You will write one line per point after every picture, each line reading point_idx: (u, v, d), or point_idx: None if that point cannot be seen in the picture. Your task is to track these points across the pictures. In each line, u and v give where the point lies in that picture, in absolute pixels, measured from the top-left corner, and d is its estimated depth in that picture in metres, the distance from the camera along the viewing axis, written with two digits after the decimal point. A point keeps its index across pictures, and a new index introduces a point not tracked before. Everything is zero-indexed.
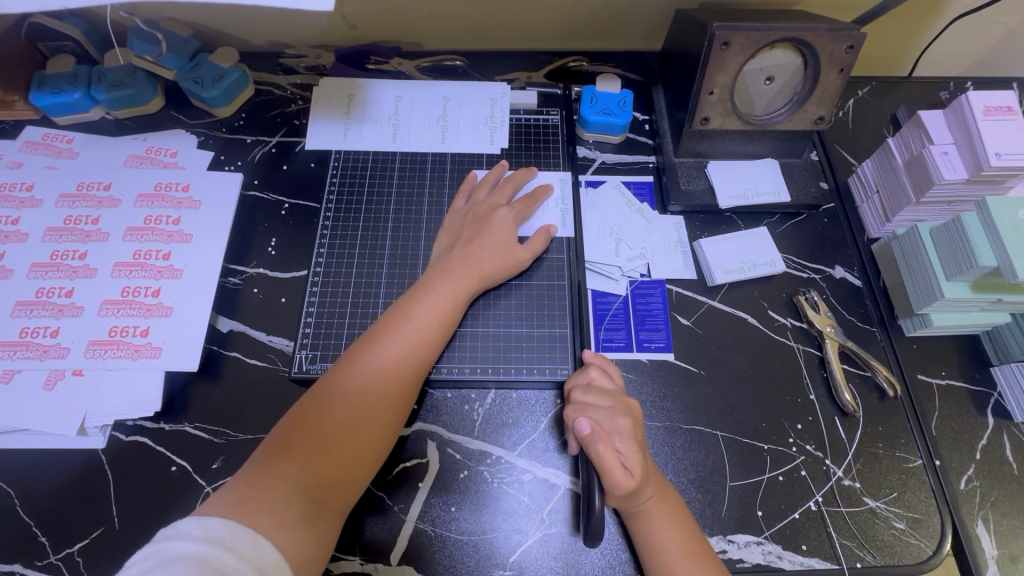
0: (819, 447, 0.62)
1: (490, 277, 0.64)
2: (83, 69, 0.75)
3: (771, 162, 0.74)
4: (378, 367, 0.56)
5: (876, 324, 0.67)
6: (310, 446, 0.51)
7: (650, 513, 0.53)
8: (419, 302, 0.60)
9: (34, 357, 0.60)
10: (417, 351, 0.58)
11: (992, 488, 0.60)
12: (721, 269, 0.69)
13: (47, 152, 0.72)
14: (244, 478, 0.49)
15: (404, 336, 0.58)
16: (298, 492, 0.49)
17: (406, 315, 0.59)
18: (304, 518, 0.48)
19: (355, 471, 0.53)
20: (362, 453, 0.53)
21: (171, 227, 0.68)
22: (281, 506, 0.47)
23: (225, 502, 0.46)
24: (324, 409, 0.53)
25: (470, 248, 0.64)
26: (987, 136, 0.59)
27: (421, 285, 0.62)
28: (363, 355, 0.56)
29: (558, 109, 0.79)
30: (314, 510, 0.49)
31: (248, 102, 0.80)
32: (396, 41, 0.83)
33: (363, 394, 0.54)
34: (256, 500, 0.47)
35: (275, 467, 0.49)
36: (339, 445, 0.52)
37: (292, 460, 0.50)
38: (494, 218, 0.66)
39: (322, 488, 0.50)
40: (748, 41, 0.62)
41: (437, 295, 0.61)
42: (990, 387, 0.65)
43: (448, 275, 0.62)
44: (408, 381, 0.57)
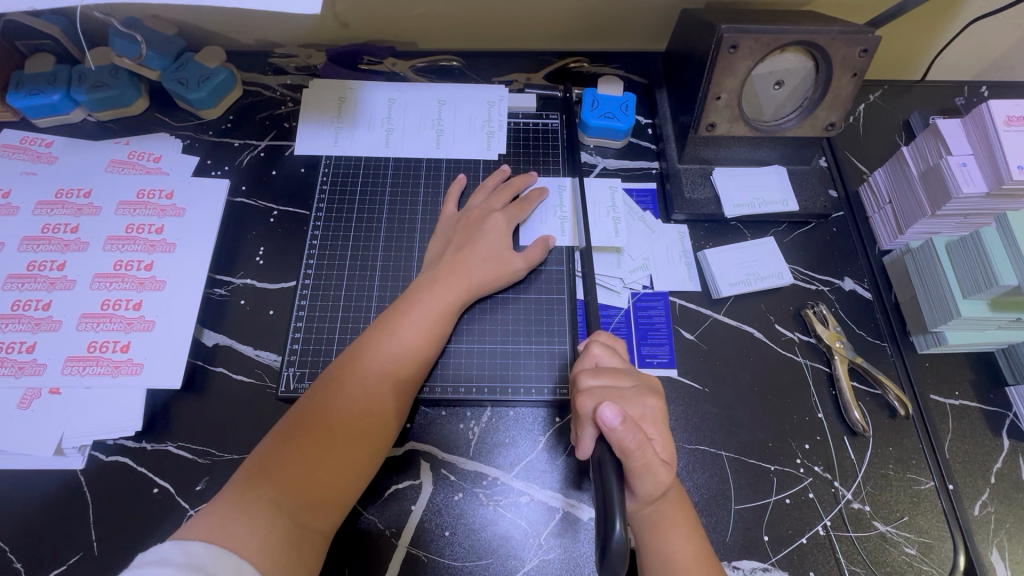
0: (828, 468, 0.59)
1: (482, 286, 0.61)
2: (63, 68, 0.72)
3: (778, 169, 0.72)
4: (364, 380, 0.53)
5: (887, 339, 0.65)
6: (293, 463, 0.49)
7: (664, 522, 0.49)
8: (407, 311, 0.58)
9: (9, 373, 0.58)
10: (404, 363, 0.55)
11: (1007, 512, 0.58)
12: (727, 281, 0.66)
13: (25, 156, 0.69)
14: (222, 500, 0.46)
15: (391, 346, 0.55)
16: (279, 513, 0.46)
17: (393, 325, 0.57)
18: (286, 541, 0.45)
19: (340, 490, 0.50)
20: (348, 469, 0.51)
21: (154, 236, 0.65)
22: (263, 527, 0.45)
23: (207, 523, 0.44)
24: (307, 425, 0.51)
25: (461, 255, 0.61)
26: (1008, 148, 0.57)
27: (409, 294, 0.59)
28: (349, 367, 0.54)
29: (557, 113, 0.76)
30: (298, 531, 0.46)
31: (236, 104, 0.77)
32: (390, 41, 0.80)
33: (347, 409, 0.52)
34: (236, 523, 0.44)
35: (254, 488, 0.47)
36: (322, 463, 0.49)
37: (273, 480, 0.48)
38: (487, 223, 0.64)
39: (306, 507, 0.48)
40: (757, 45, 0.60)
41: (425, 304, 0.58)
42: (1004, 407, 0.63)
43: (437, 283, 0.60)
44: (395, 395, 0.54)
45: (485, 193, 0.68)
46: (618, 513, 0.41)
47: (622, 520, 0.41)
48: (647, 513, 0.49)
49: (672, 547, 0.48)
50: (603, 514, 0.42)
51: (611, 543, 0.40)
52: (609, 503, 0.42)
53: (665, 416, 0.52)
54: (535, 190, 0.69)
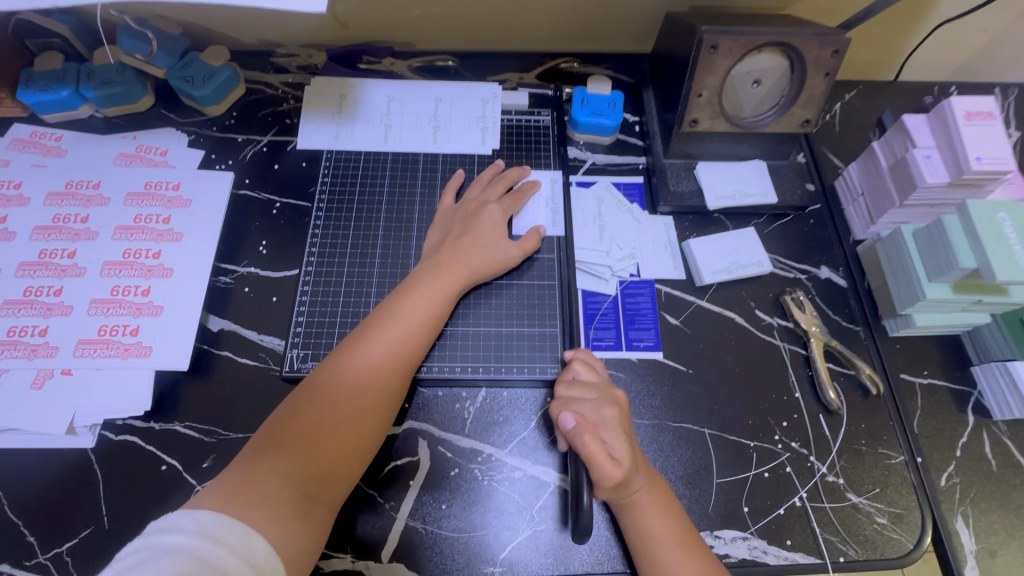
0: (804, 443, 0.63)
1: (479, 273, 0.64)
2: (72, 66, 0.75)
3: (758, 163, 0.75)
4: (367, 361, 0.56)
5: (860, 324, 0.69)
6: (301, 440, 0.51)
7: (640, 502, 0.53)
8: (409, 296, 0.60)
9: (22, 356, 0.60)
10: (406, 345, 0.58)
11: (971, 483, 0.62)
12: (710, 269, 0.70)
13: (35, 150, 0.72)
14: (232, 474, 0.49)
15: (393, 330, 0.58)
16: (288, 486, 0.49)
17: (395, 309, 0.60)
18: (295, 512, 0.48)
19: (346, 465, 0.53)
20: (353, 445, 0.53)
21: (161, 226, 0.68)
22: (273, 499, 0.47)
23: (218, 495, 0.46)
24: (313, 404, 0.53)
25: (459, 244, 0.64)
26: (968, 141, 0.60)
27: (410, 280, 0.62)
28: (353, 349, 0.57)
29: (549, 110, 0.80)
30: (306, 502, 0.49)
31: (239, 101, 0.80)
32: (388, 41, 0.83)
33: (351, 389, 0.55)
34: (246, 493, 0.47)
35: (264, 463, 0.49)
36: (328, 441, 0.52)
37: (283, 453, 0.50)
38: (484, 214, 0.67)
39: (314, 480, 0.50)
40: (735, 45, 0.63)
41: (426, 290, 0.61)
42: (969, 385, 0.66)
43: (437, 270, 0.63)
44: (398, 375, 0.57)
45: (482, 187, 0.71)
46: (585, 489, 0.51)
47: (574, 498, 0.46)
48: (620, 497, 0.54)
49: (649, 523, 0.53)
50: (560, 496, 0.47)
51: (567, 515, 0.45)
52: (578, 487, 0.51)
53: (621, 423, 0.55)
54: (529, 183, 0.72)
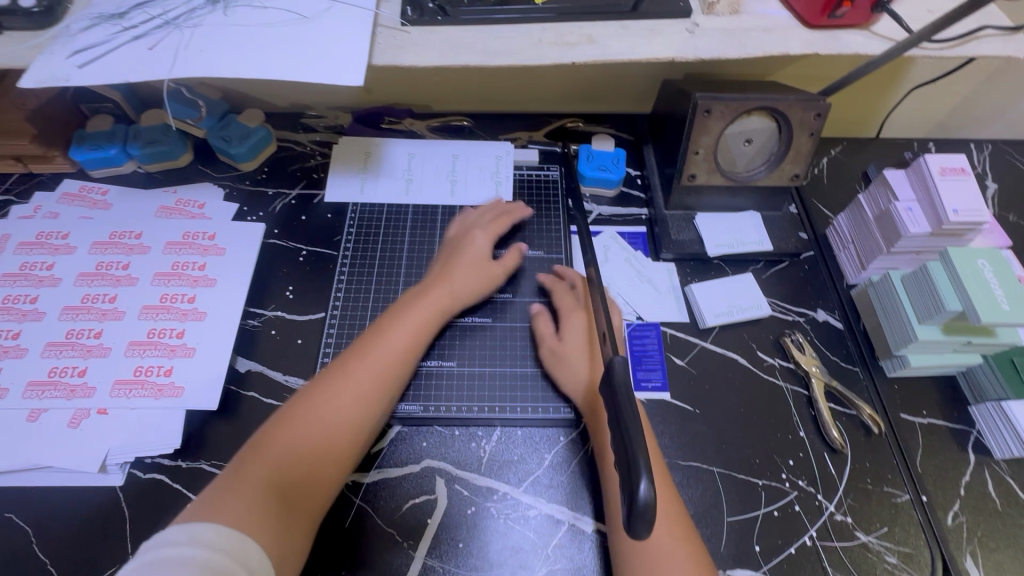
0: (811, 482, 0.64)
1: (466, 299, 0.69)
2: (121, 128, 0.82)
3: (753, 214, 0.81)
4: (354, 376, 0.59)
5: (858, 364, 0.72)
6: (288, 445, 0.54)
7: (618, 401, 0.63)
8: (395, 319, 0.65)
9: (61, 396, 0.63)
10: (393, 364, 0.62)
11: (978, 522, 0.63)
12: (712, 312, 0.74)
13: (83, 203, 0.78)
14: (223, 482, 0.50)
15: (378, 346, 0.62)
16: (272, 492, 0.50)
17: (382, 329, 0.64)
18: (279, 517, 0.49)
19: (328, 474, 0.55)
20: (335, 453, 0.56)
21: (197, 272, 0.73)
22: (257, 500, 0.49)
23: (207, 506, 0.48)
24: (301, 413, 0.56)
25: (447, 272, 0.70)
26: (945, 194, 0.66)
27: (398, 306, 0.67)
28: (343, 367, 0.60)
29: (557, 165, 0.86)
30: (288, 507, 0.51)
31: (270, 157, 0.87)
32: (409, 104, 0.91)
33: (340, 400, 0.58)
34: (234, 497, 0.48)
35: (250, 469, 0.51)
36: (312, 447, 0.54)
37: (268, 457, 0.52)
38: (473, 240, 0.73)
39: (296, 484, 0.52)
40: (727, 109, 0.70)
41: (414, 309, 0.66)
42: (968, 424, 0.69)
43: (422, 295, 0.67)
44: (380, 390, 0.60)
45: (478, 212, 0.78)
46: (642, 468, 0.39)
47: (648, 475, 0.39)
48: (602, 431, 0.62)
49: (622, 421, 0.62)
50: (628, 472, 0.40)
51: (638, 499, 0.38)
52: (635, 460, 0.40)
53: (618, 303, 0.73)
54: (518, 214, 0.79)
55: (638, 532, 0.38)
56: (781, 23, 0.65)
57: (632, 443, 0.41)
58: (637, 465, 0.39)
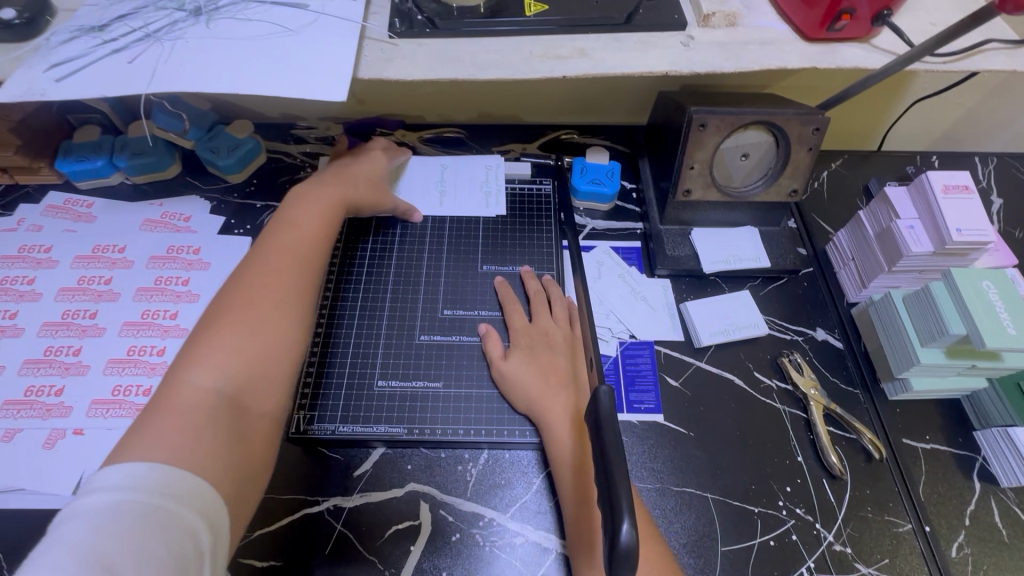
0: (809, 510, 0.62)
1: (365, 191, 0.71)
2: (108, 139, 0.81)
3: (751, 229, 0.79)
4: (268, 267, 0.56)
5: (859, 386, 0.70)
6: (218, 349, 0.49)
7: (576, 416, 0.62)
8: (300, 219, 0.63)
9: (37, 415, 0.62)
10: (309, 243, 0.61)
11: (984, 554, 0.60)
12: (707, 331, 0.72)
13: (67, 216, 0.76)
14: (145, 418, 0.44)
15: (293, 237, 0.61)
16: (219, 399, 0.47)
17: (286, 224, 0.62)
18: (233, 419, 0.46)
19: (280, 365, 0.52)
20: (280, 312, 0.54)
21: (180, 288, 0.71)
22: (198, 413, 0.45)
23: (141, 444, 0.42)
24: (223, 321, 0.51)
25: (345, 170, 0.71)
26: (948, 212, 0.63)
27: (295, 201, 0.66)
28: (247, 266, 0.57)
29: (550, 178, 0.85)
30: (239, 405, 0.48)
31: (259, 169, 0.85)
32: (402, 115, 0.90)
33: (258, 288, 0.55)
34: (174, 425, 0.43)
35: (183, 387, 0.46)
36: (245, 345, 0.50)
37: (196, 370, 0.48)
38: (365, 160, 0.74)
39: (247, 382, 0.49)
40: (723, 123, 0.68)
41: (318, 204, 0.65)
42: (973, 450, 0.66)
43: (325, 183, 0.68)
44: (310, 256, 0.60)
45: (370, 142, 0.80)
46: (625, 507, 0.38)
47: (629, 514, 0.38)
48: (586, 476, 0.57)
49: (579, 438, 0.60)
50: (610, 509, 0.39)
51: (619, 539, 0.37)
52: (618, 498, 0.39)
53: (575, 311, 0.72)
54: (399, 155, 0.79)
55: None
56: (778, 37, 0.64)
57: (617, 480, 0.40)
58: (620, 504, 0.38)
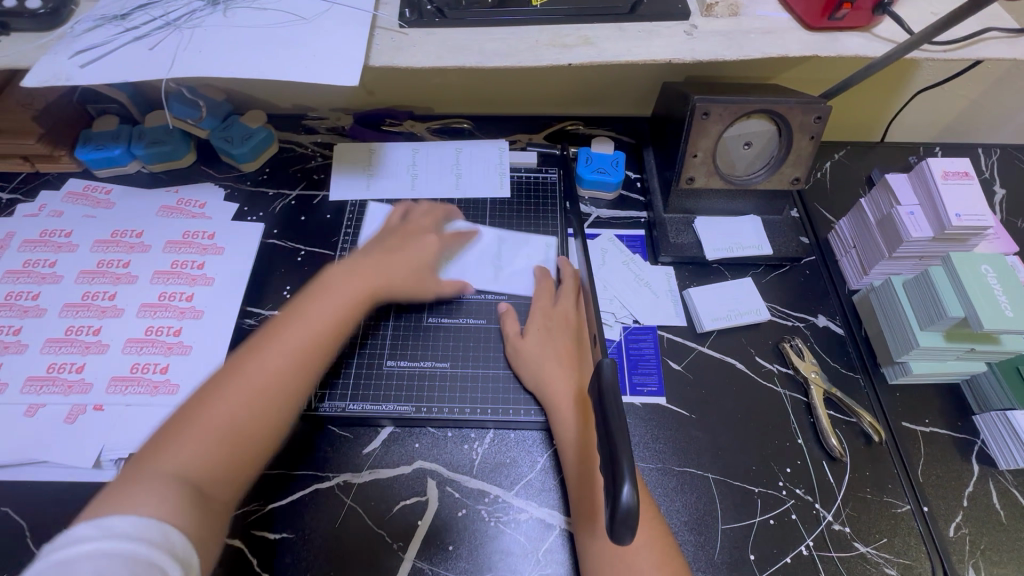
0: (809, 491, 0.63)
1: (401, 285, 0.66)
2: (125, 128, 0.83)
3: (753, 218, 0.80)
4: (269, 355, 0.53)
5: (859, 370, 0.71)
6: (195, 438, 0.47)
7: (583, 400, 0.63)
8: (322, 296, 0.59)
9: (58, 391, 0.64)
10: (318, 335, 0.55)
11: (981, 534, 0.61)
12: (709, 316, 0.73)
13: (86, 202, 0.79)
14: (117, 483, 0.43)
15: (302, 321, 0.56)
16: (184, 482, 0.44)
17: (303, 303, 0.58)
18: (193, 508, 0.43)
19: (253, 461, 0.50)
20: (265, 408, 0.50)
21: (196, 271, 0.73)
22: (166, 485, 0.43)
23: (107, 506, 0.41)
24: (206, 409, 0.49)
25: (387, 254, 0.67)
26: (947, 198, 0.64)
27: (324, 281, 0.61)
28: (253, 347, 0.53)
29: (556, 168, 0.86)
30: (202, 500, 0.44)
31: (272, 158, 0.87)
32: (410, 106, 0.91)
33: (252, 380, 0.51)
34: (147, 486, 0.42)
35: (155, 463, 0.45)
36: (227, 432, 0.48)
37: (173, 444, 0.46)
38: (422, 239, 0.71)
39: (210, 479, 0.46)
40: (726, 112, 0.69)
41: (341, 290, 0.60)
42: (972, 434, 0.67)
43: (354, 271, 0.63)
44: (319, 342, 0.55)
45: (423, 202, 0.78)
46: (628, 472, 0.39)
47: (630, 479, 0.39)
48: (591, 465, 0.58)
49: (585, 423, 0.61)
50: (612, 475, 0.40)
51: (620, 501, 0.38)
52: (620, 463, 0.40)
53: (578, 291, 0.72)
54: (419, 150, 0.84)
55: (620, 538, 0.38)
56: (780, 26, 0.65)
57: (618, 445, 0.41)
58: (622, 468, 0.39)
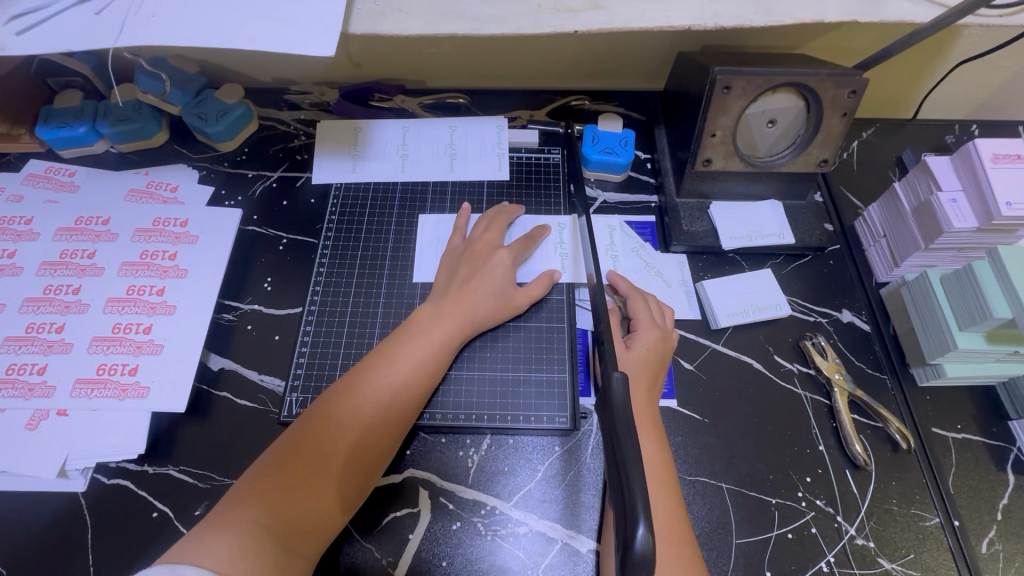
0: (830, 502, 0.59)
1: (483, 321, 0.62)
2: (90, 103, 0.76)
3: (774, 203, 0.73)
4: (360, 407, 0.54)
5: (886, 371, 0.65)
6: (285, 491, 0.49)
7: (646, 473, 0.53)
8: (406, 345, 0.58)
9: (18, 395, 0.59)
10: (404, 391, 0.56)
11: (1016, 551, 0.57)
12: (725, 312, 0.67)
13: (48, 185, 0.72)
14: (211, 522, 0.47)
15: (388, 375, 0.56)
16: (269, 539, 0.46)
17: (390, 353, 0.58)
18: (273, 567, 0.45)
19: (334, 518, 0.51)
20: (349, 460, 0.52)
21: (167, 262, 0.68)
22: (250, 552, 0.45)
23: (199, 550, 0.44)
24: (294, 462, 0.50)
25: (465, 288, 0.62)
26: (997, 185, 0.58)
27: (412, 327, 0.60)
28: (345, 396, 0.55)
29: (559, 148, 0.79)
30: (286, 556, 0.47)
31: (251, 137, 0.81)
32: (401, 80, 0.84)
33: (343, 434, 0.53)
34: (230, 549, 0.44)
35: (245, 510, 0.47)
36: (314, 490, 0.50)
37: (262, 501, 0.48)
38: (492, 258, 0.65)
39: (293, 536, 0.48)
40: (749, 86, 0.62)
41: (425, 338, 0.59)
42: (1008, 441, 0.62)
43: (439, 315, 0.61)
44: (399, 403, 0.55)
45: (501, 207, 0.71)
46: (640, 512, 0.35)
47: (646, 518, 0.35)
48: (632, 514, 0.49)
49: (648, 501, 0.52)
50: (623, 511, 0.36)
51: (633, 544, 0.34)
52: (631, 500, 0.36)
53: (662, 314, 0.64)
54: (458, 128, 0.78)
55: None
56: None
57: (629, 480, 0.37)
58: (635, 506, 0.35)
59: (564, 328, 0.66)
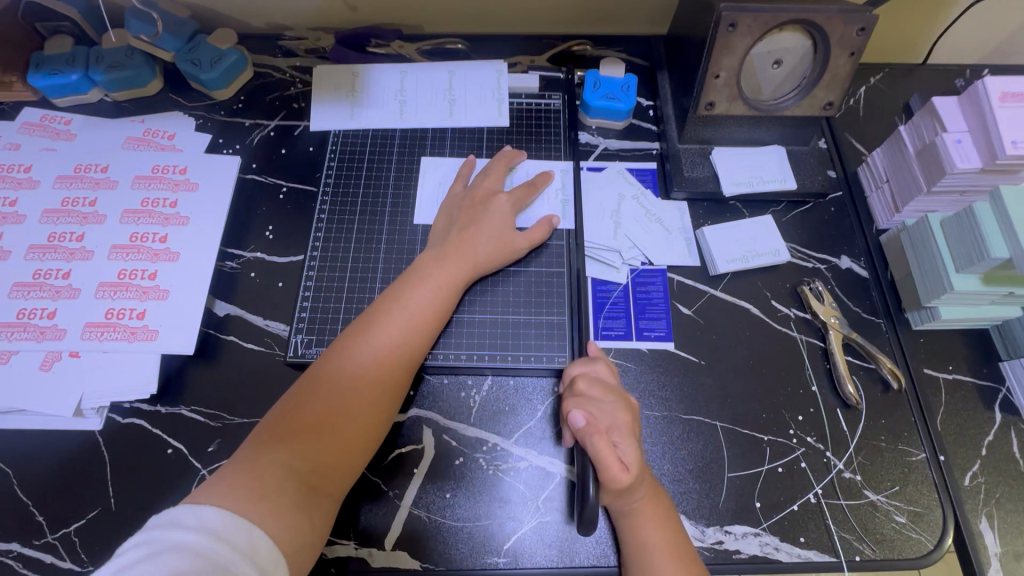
0: (820, 439, 0.61)
1: (485, 265, 0.63)
2: (81, 50, 0.74)
3: (778, 148, 0.72)
4: (371, 351, 0.55)
5: (882, 315, 0.66)
6: (304, 435, 0.51)
7: (640, 512, 0.52)
8: (410, 290, 0.59)
9: (31, 338, 0.60)
10: (411, 334, 0.57)
11: (997, 483, 0.59)
12: (724, 258, 0.67)
13: (44, 133, 0.72)
14: (231, 465, 0.48)
15: (395, 321, 0.57)
16: (291, 479, 0.48)
17: (396, 299, 0.58)
18: (298, 505, 0.47)
19: (355, 459, 0.53)
20: (365, 403, 0.54)
21: (168, 210, 0.68)
22: (274, 492, 0.46)
23: (218, 490, 0.45)
24: (311, 408, 0.52)
25: (466, 234, 0.63)
26: (1003, 124, 0.57)
27: (415, 273, 0.61)
28: (354, 342, 0.56)
29: (560, 93, 0.78)
30: (309, 494, 0.48)
31: (247, 85, 0.79)
32: (397, 24, 0.81)
33: (355, 378, 0.54)
34: (249, 488, 0.46)
35: (266, 453, 0.49)
36: (332, 432, 0.51)
37: (284, 446, 0.50)
38: (492, 204, 0.65)
39: (316, 475, 0.50)
40: (756, 23, 0.60)
41: (429, 283, 0.60)
42: (997, 381, 0.64)
43: (442, 261, 0.61)
44: (406, 347, 0.57)
45: (501, 153, 0.70)
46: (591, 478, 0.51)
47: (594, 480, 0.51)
48: (622, 503, 0.53)
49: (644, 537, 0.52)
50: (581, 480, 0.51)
51: (587, 499, 0.50)
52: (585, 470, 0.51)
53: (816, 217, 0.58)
54: (462, 76, 0.76)
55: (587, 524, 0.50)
56: None
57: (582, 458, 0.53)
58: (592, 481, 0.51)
59: (564, 273, 0.66)
